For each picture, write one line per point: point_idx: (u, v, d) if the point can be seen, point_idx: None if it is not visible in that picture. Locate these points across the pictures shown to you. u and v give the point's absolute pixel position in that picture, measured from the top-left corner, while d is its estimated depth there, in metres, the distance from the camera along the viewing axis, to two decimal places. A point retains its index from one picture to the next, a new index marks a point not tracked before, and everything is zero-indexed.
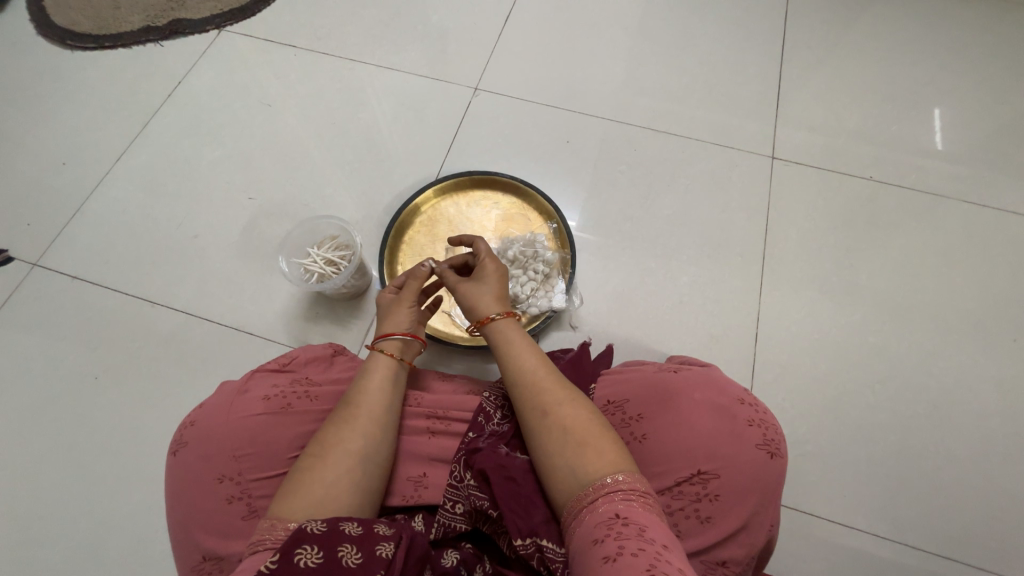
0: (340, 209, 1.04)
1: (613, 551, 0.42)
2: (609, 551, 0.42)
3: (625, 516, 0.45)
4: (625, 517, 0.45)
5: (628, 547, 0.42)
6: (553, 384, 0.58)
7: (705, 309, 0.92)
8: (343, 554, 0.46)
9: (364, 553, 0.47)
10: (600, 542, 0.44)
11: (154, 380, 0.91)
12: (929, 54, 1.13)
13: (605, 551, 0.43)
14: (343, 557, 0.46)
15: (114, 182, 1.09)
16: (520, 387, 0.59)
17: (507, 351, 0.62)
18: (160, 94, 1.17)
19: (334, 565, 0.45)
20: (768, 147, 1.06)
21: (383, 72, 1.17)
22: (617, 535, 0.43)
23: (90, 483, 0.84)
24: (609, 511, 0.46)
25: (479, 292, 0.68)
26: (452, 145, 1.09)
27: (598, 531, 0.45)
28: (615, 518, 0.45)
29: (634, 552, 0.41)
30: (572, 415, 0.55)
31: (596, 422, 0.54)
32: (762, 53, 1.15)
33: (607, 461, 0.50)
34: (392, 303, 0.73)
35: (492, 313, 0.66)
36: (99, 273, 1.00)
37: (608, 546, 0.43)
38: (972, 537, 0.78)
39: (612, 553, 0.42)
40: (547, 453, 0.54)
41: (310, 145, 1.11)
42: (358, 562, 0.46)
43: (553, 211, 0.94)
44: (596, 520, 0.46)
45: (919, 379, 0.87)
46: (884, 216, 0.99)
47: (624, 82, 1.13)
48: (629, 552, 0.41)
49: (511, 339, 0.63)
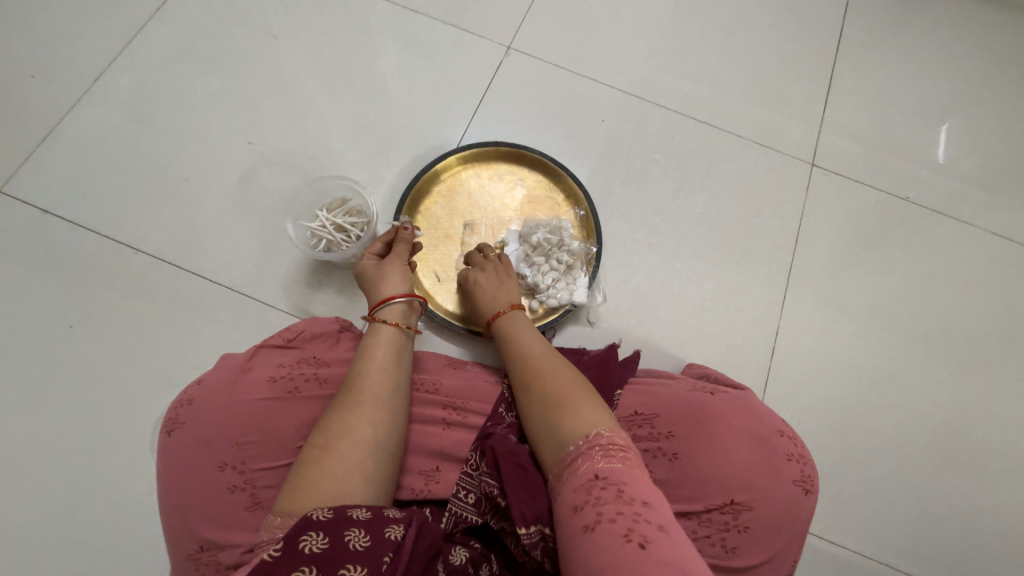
0: (350, 167, 0.95)
1: (592, 519, 0.42)
2: (588, 519, 0.42)
3: (604, 479, 0.44)
4: (603, 480, 0.44)
5: (607, 512, 0.42)
6: (540, 357, 0.61)
7: (725, 317, 0.90)
8: (349, 538, 0.45)
9: (372, 536, 0.46)
10: (580, 509, 0.43)
11: (137, 334, 0.84)
12: (982, 71, 1.09)
13: (585, 520, 0.42)
14: (350, 541, 0.45)
15: (92, 105, 0.96)
16: (523, 361, 0.61)
17: (506, 336, 0.66)
18: (148, 6, 1.03)
19: (341, 550, 0.44)
20: (809, 153, 1.01)
21: (406, 14, 1.05)
22: (596, 500, 0.43)
23: (63, 441, 0.78)
24: (589, 474, 0.46)
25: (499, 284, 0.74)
26: (478, 109, 1.00)
27: (579, 497, 0.44)
28: (595, 481, 0.45)
29: (611, 517, 0.41)
30: (554, 379, 0.57)
31: (578, 383, 0.56)
32: (816, 49, 1.07)
33: (591, 421, 0.50)
34: (384, 267, 0.72)
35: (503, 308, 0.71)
36: (74, 210, 0.90)
37: (588, 514, 0.42)
38: (947, 560, 0.82)
39: (591, 521, 0.42)
40: (538, 421, 0.54)
41: (320, 90, 1.00)
42: (366, 544, 0.45)
43: (582, 197, 0.89)
44: (577, 485, 0.46)
45: (923, 409, 0.88)
46: (913, 240, 0.97)
47: (669, 61, 1.05)
48: (608, 518, 0.41)
49: (512, 328, 0.67)
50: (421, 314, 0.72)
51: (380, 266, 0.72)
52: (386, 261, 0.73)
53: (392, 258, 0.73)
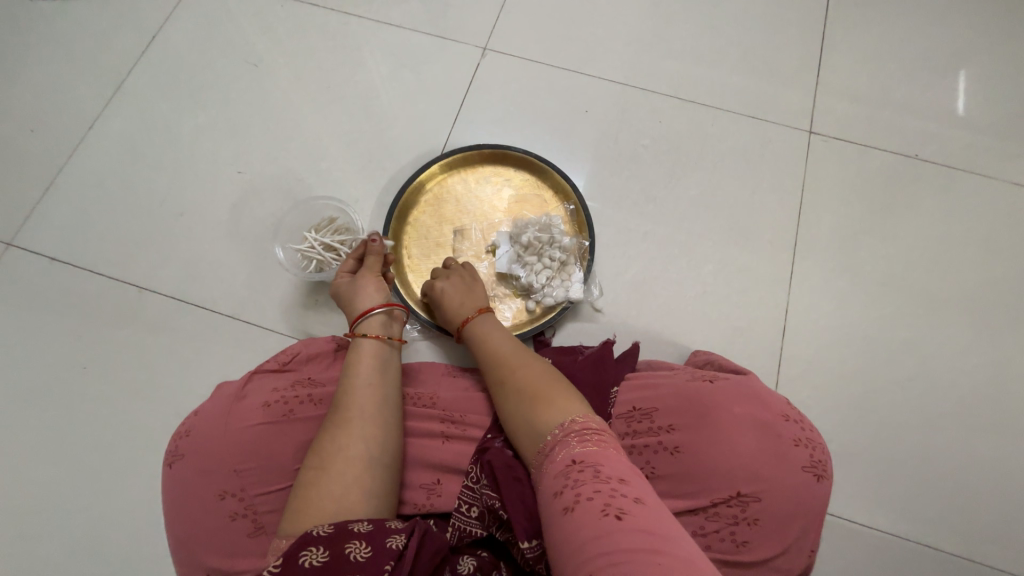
0: (338, 185, 0.96)
1: (571, 500, 0.41)
2: (567, 501, 0.41)
3: (581, 462, 0.44)
4: (580, 463, 0.44)
5: (585, 492, 0.41)
6: (512, 355, 0.61)
7: (730, 300, 0.87)
8: (351, 550, 0.45)
9: (372, 547, 0.46)
10: (559, 493, 0.43)
11: (146, 370, 0.86)
12: (988, 13, 1.02)
13: (564, 502, 0.42)
14: (350, 552, 0.45)
15: (88, 151, 0.99)
16: (494, 359, 0.62)
17: (478, 338, 0.66)
18: (133, 50, 1.06)
19: (341, 563, 0.44)
20: (805, 121, 0.96)
21: (381, 28, 1.05)
22: (575, 482, 0.42)
23: (85, 479, 0.81)
24: (566, 461, 0.45)
25: (465, 288, 0.73)
26: (459, 113, 0.99)
27: (558, 482, 0.44)
28: (572, 466, 0.44)
29: (589, 495, 0.40)
30: (527, 375, 0.57)
31: (551, 378, 0.56)
32: (803, 12, 1.03)
33: (568, 411, 0.50)
34: (359, 280, 0.72)
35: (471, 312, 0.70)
36: (79, 254, 0.93)
37: (567, 496, 0.42)
38: (996, 537, 0.76)
39: (570, 502, 0.41)
40: (513, 416, 0.54)
41: (302, 112, 1.00)
42: (366, 556, 0.45)
43: (570, 191, 0.87)
44: (555, 473, 0.45)
45: (953, 378, 0.83)
46: (927, 200, 0.92)
47: (651, 43, 1.02)
48: (586, 497, 0.40)
49: (482, 330, 0.67)
50: (403, 321, 0.72)
51: (352, 281, 0.73)
52: (359, 276, 0.73)
53: (364, 271, 0.73)
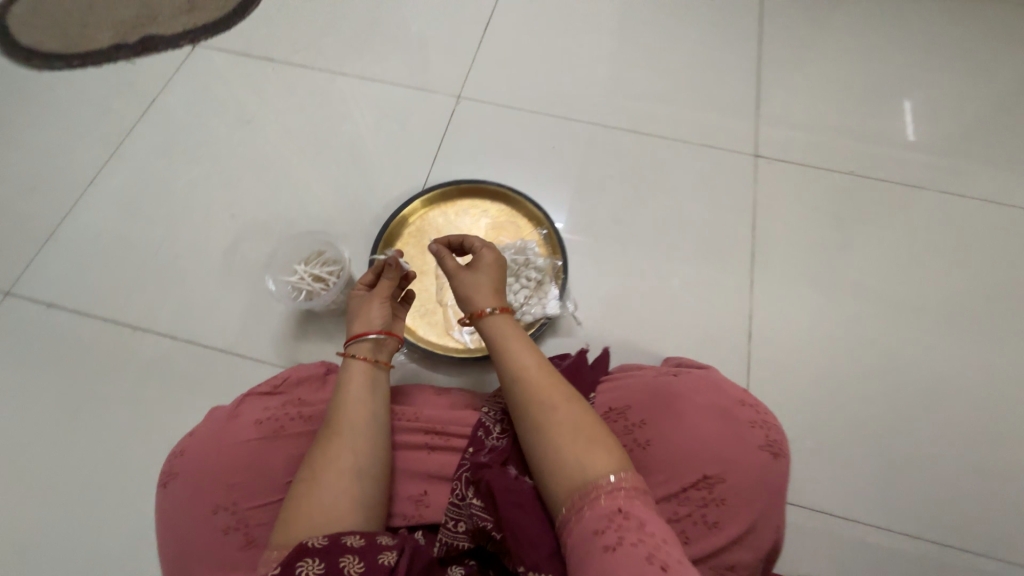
0: (327, 223, 1.02)
1: (613, 540, 0.43)
2: (610, 541, 0.43)
3: (627, 510, 0.45)
4: (627, 512, 0.45)
5: (629, 538, 0.43)
6: (551, 381, 0.56)
7: (697, 308, 0.93)
8: (345, 565, 0.46)
9: (365, 562, 0.46)
10: (600, 532, 0.45)
11: (139, 408, 0.88)
12: (900, 49, 1.17)
13: (605, 541, 0.44)
14: (345, 566, 0.45)
15: (89, 204, 1.06)
16: (525, 382, 0.56)
17: (503, 346, 0.59)
18: (135, 112, 1.15)
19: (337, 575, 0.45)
20: (751, 146, 1.07)
21: (365, 83, 1.16)
22: (619, 527, 0.44)
23: (75, 520, 0.81)
24: (611, 505, 0.46)
25: (476, 281, 0.65)
26: (438, 153, 1.08)
27: (599, 521, 0.45)
28: (618, 512, 0.45)
29: (635, 543, 0.42)
30: (570, 414, 0.53)
31: (594, 420, 0.54)
32: (740, 54, 1.16)
33: (611, 459, 0.50)
34: (366, 300, 0.71)
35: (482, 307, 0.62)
36: (76, 299, 0.96)
37: (609, 537, 0.44)
38: (971, 522, 0.79)
39: (613, 543, 0.43)
40: (549, 452, 0.52)
41: (293, 160, 1.09)
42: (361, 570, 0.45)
43: (542, 217, 0.93)
44: (597, 512, 0.46)
45: (912, 369, 0.88)
46: (867, 210, 1.01)
47: (608, 85, 1.14)
48: (629, 542, 0.43)
49: (510, 336, 0.60)
50: (397, 347, 0.69)
51: (360, 300, 0.71)
52: (370, 294, 0.72)
53: (373, 292, 0.71)
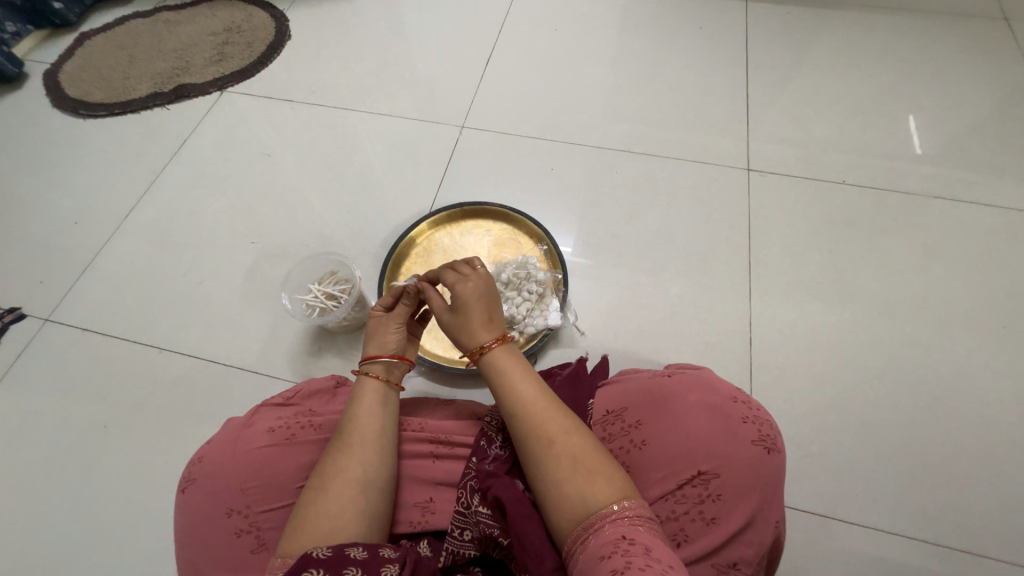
0: (339, 246, 1.08)
1: (620, 564, 0.43)
2: (617, 564, 0.44)
3: (631, 537, 0.46)
4: (631, 538, 0.46)
5: (636, 562, 0.43)
6: (554, 413, 0.56)
7: (697, 317, 0.95)
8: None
9: (368, 573, 0.48)
10: (607, 557, 0.45)
11: (161, 425, 0.92)
12: (885, 65, 1.21)
13: (612, 565, 0.44)
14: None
15: (123, 236, 1.14)
16: (524, 415, 0.57)
17: (502, 382, 0.60)
18: (167, 152, 1.25)
19: None
20: (743, 161, 1.11)
21: (375, 118, 1.25)
22: (625, 551, 0.45)
23: (97, 534, 0.84)
24: (615, 533, 0.47)
25: (461, 321, 0.64)
26: (443, 178, 1.15)
27: (606, 548, 0.46)
28: (623, 538, 0.46)
29: (642, 567, 0.43)
30: (575, 444, 0.54)
31: (598, 448, 0.55)
32: (729, 76, 1.22)
33: (617, 488, 0.51)
34: (382, 323, 0.72)
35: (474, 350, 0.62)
36: (108, 324, 1.03)
37: (616, 561, 0.44)
38: (990, 528, 0.77)
39: (620, 566, 0.43)
40: (554, 483, 0.52)
41: (309, 189, 1.16)
42: None
43: (542, 234, 0.98)
44: (602, 540, 0.47)
45: (917, 373, 0.88)
46: (862, 217, 1.03)
47: (602, 110, 1.20)
48: (637, 566, 0.43)
49: (506, 371, 0.60)
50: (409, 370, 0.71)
51: (376, 322, 0.72)
52: (384, 316, 0.73)
53: (389, 316, 0.72)
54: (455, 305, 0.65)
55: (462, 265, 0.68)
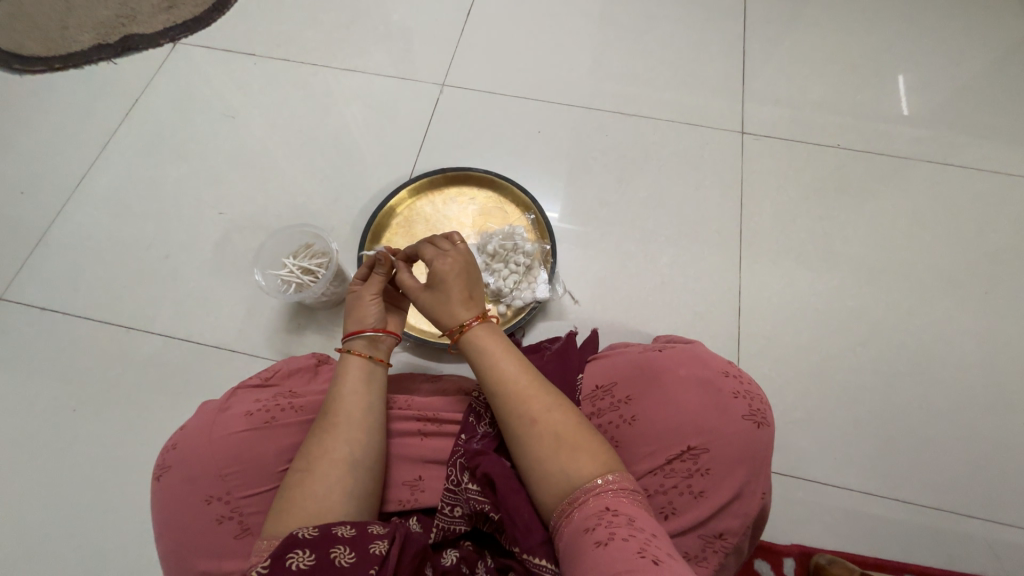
0: (314, 216, 1.02)
1: (605, 536, 0.43)
2: (601, 536, 0.43)
3: (615, 508, 0.46)
4: (615, 509, 0.46)
5: (620, 533, 0.43)
6: (538, 389, 0.55)
7: (687, 287, 0.93)
8: (336, 556, 0.46)
9: (356, 552, 0.47)
10: (592, 529, 0.45)
11: (136, 406, 0.89)
12: (885, 20, 1.16)
13: (597, 537, 0.44)
14: (336, 557, 0.46)
15: (77, 206, 1.06)
16: (505, 393, 0.55)
17: (484, 360, 0.57)
18: (119, 112, 1.14)
19: (327, 566, 0.45)
20: (737, 123, 1.06)
21: (347, 75, 1.16)
22: (609, 523, 0.44)
23: (78, 518, 0.82)
24: (599, 505, 0.47)
25: (439, 299, 0.61)
26: (423, 142, 1.08)
27: (590, 520, 0.46)
28: (607, 510, 0.46)
29: (626, 537, 0.42)
30: (560, 420, 0.53)
31: (584, 423, 0.54)
32: (725, 31, 1.15)
33: (602, 461, 0.50)
34: (359, 296, 0.68)
35: (455, 329, 0.60)
36: (69, 302, 0.97)
37: (600, 533, 0.44)
38: (958, 485, 0.81)
39: (604, 538, 0.43)
40: (541, 459, 0.51)
41: (278, 154, 1.08)
42: (351, 561, 0.46)
43: (529, 202, 0.93)
44: (586, 513, 0.47)
45: (899, 339, 0.89)
46: (854, 183, 1.01)
47: (591, 68, 1.13)
48: (621, 538, 0.42)
49: (488, 349, 0.58)
50: (394, 345, 0.67)
51: (354, 296, 0.68)
52: (360, 290, 0.69)
53: (365, 289, 0.68)
54: (432, 283, 0.62)
55: (442, 240, 0.65)
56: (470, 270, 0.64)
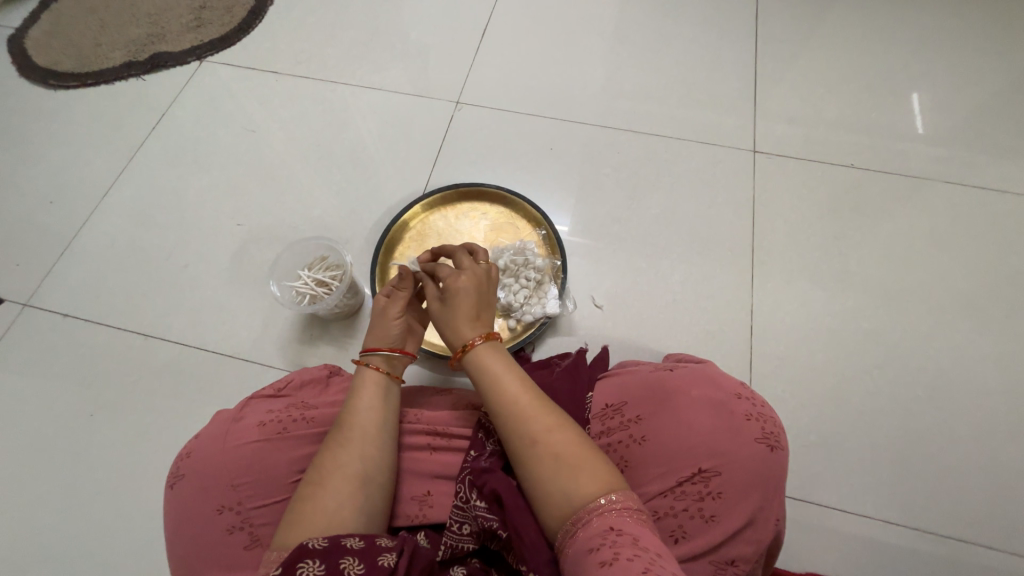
0: (329, 229, 1.04)
1: (608, 556, 0.42)
2: (605, 556, 0.43)
3: (619, 528, 0.45)
4: (619, 529, 0.45)
5: (623, 553, 0.42)
6: (544, 409, 0.54)
7: (698, 305, 0.93)
8: (346, 567, 0.46)
9: (365, 564, 0.47)
10: (595, 549, 0.44)
11: (151, 413, 0.90)
12: (899, 40, 1.16)
13: (601, 557, 0.43)
14: (345, 568, 0.46)
15: (102, 216, 1.09)
16: (510, 412, 0.55)
17: (489, 378, 0.57)
18: (145, 126, 1.18)
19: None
20: (750, 141, 1.07)
21: (366, 91, 1.19)
22: (613, 543, 0.44)
23: (90, 523, 0.83)
24: (602, 525, 0.46)
25: (449, 315, 0.62)
26: (438, 157, 1.10)
27: (593, 540, 0.45)
28: (611, 529, 0.45)
29: (629, 557, 0.41)
30: (565, 440, 0.52)
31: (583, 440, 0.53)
32: (738, 50, 1.16)
33: (605, 479, 0.49)
34: (381, 310, 0.69)
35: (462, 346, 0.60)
36: (90, 309, 0.99)
37: (604, 553, 0.43)
38: (980, 515, 0.78)
39: (608, 558, 0.42)
40: (547, 479, 0.51)
41: (297, 168, 1.11)
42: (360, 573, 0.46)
43: (541, 218, 0.94)
44: (591, 532, 0.46)
45: (916, 362, 0.88)
46: (869, 202, 1.00)
47: (605, 86, 1.15)
48: (625, 558, 0.42)
49: (492, 367, 0.58)
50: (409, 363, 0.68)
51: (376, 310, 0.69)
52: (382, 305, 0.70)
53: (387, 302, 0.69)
54: (445, 300, 0.63)
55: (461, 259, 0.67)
56: (484, 291, 0.64)
